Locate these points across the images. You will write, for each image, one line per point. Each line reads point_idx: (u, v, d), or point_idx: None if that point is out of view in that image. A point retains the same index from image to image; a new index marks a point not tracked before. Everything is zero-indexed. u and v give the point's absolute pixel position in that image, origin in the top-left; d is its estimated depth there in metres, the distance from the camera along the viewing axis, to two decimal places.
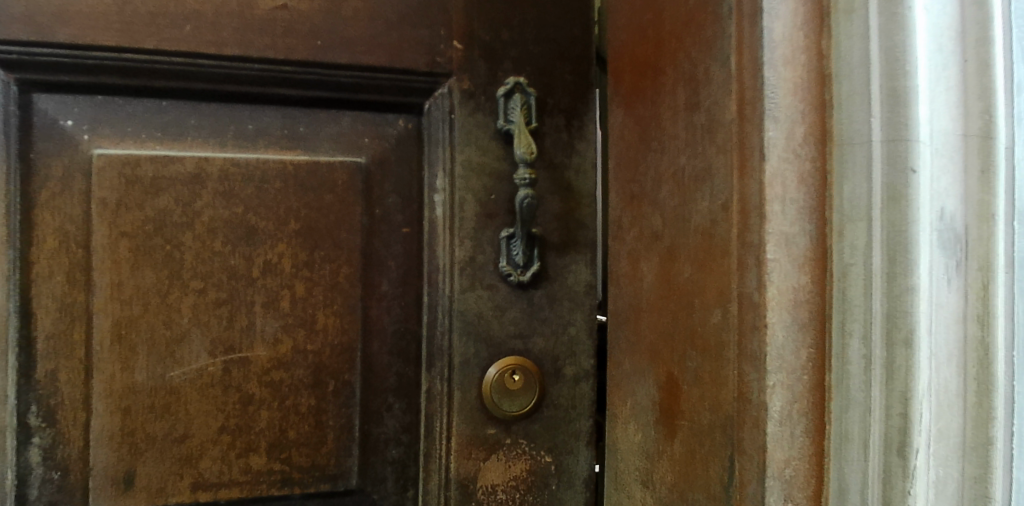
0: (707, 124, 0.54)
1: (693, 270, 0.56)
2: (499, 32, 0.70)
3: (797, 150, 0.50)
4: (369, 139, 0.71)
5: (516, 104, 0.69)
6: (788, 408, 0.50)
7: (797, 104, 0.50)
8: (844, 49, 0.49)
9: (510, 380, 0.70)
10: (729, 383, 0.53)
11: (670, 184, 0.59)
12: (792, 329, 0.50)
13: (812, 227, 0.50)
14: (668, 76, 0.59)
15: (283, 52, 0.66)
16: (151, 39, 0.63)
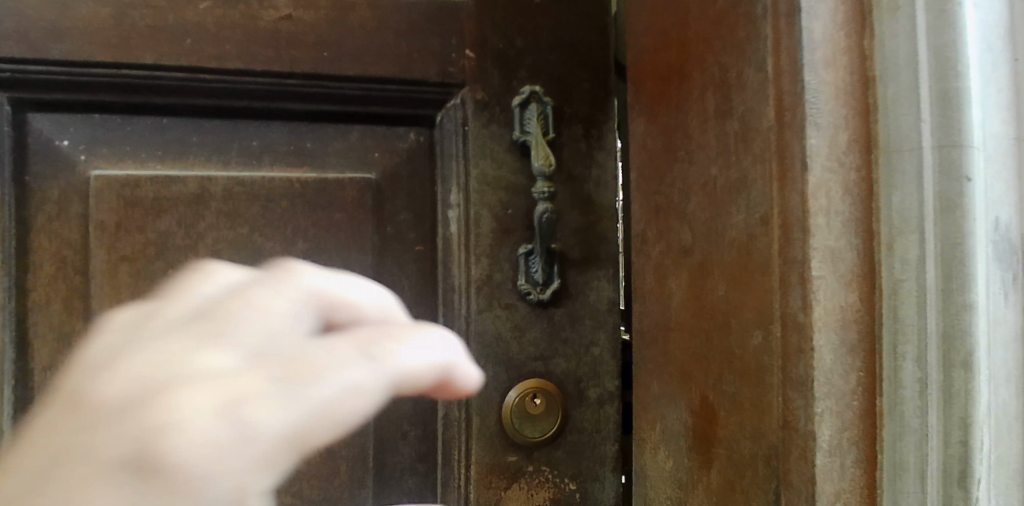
0: (741, 133, 0.51)
1: (728, 288, 0.53)
2: (514, 39, 0.67)
3: (841, 158, 0.46)
4: (379, 153, 0.68)
5: (532, 114, 0.66)
6: (838, 436, 0.46)
7: (840, 109, 0.46)
8: (888, 49, 0.46)
9: (532, 404, 0.66)
10: (772, 411, 0.49)
11: (700, 196, 0.56)
12: (840, 351, 0.46)
13: (858, 240, 0.46)
14: (696, 81, 0.56)
15: (288, 65, 0.63)
16: (150, 54, 0.60)
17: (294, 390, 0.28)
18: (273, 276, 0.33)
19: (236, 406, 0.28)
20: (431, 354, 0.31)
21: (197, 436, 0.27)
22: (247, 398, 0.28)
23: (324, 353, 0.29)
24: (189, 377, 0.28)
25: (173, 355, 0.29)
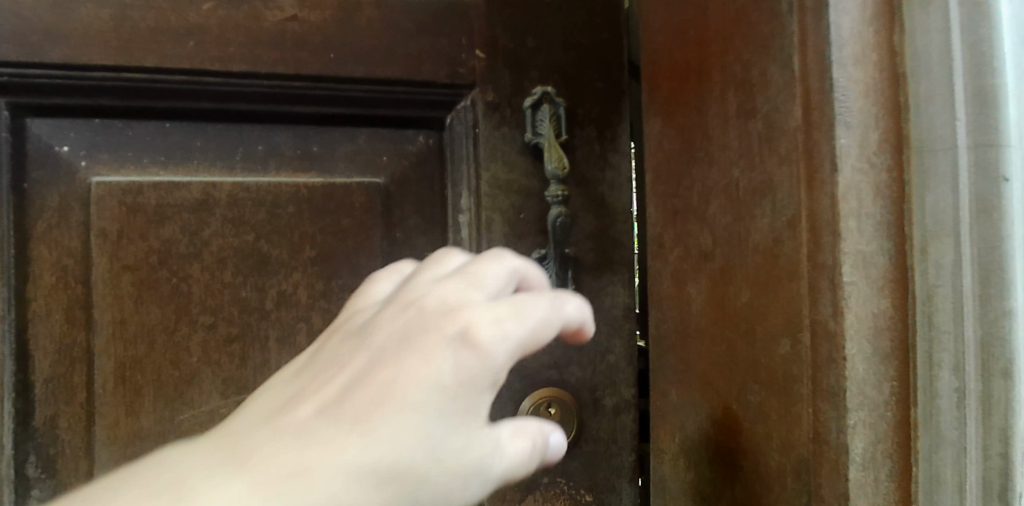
0: (765, 133, 0.49)
1: (752, 294, 0.51)
2: (525, 39, 0.65)
3: (872, 159, 0.44)
4: (387, 157, 0.66)
5: (544, 116, 0.64)
6: (871, 449, 0.44)
7: (870, 107, 0.44)
8: (920, 45, 0.44)
9: (546, 414, 0.64)
10: (802, 423, 0.47)
11: (721, 199, 0.54)
12: (873, 360, 0.44)
13: (891, 244, 0.44)
14: (715, 80, 0.54)
15: (293, 67, 0.61)
16: (152, 57, 0.59)
17: (512, 334, 0.38)
18: (486, 257, 0.42)
19: (490, 335, 0.38)
20: (581, 309, 0.42)
21: (473, 358, 0.37)
22: (501, 327, 0.38)
23: (529, 308, 0.39)
24: (460, 323, 0.38)
25: (421, 306, 0.40)
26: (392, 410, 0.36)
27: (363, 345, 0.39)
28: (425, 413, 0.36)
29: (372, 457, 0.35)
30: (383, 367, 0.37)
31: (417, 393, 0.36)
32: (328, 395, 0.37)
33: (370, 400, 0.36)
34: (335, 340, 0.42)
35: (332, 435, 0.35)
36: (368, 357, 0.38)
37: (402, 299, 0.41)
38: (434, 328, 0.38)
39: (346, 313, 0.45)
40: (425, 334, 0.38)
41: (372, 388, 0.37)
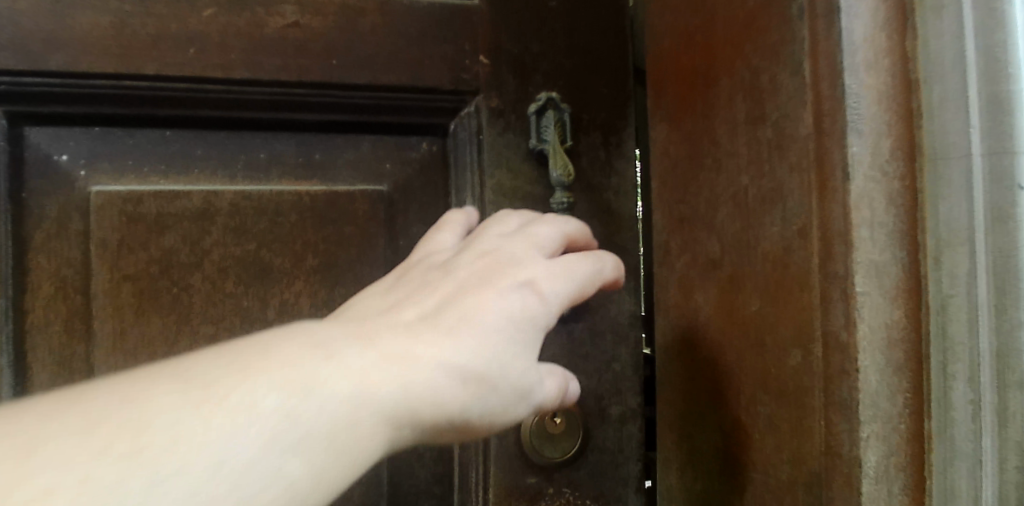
0: (774, 140, 0.48)
1: (762, 303, 0.50)
2: (529, 44, 0.64)
3: (884, 167, 0.43)
4: (391, 164, 0.65)
5: (549, 122, 0.63)
6: (885, 462, 0.44)
7: (883, 114, 0.43)
8: (933, 49, 0.43)
9: (552, 424, 0.63)
10: (814, 436, 0.46)
11: (729, 206, 0.53)
12: (887, 372, 0.44)
13: (903, 254, 0.44)
14: (722, 86, 0.53)
15: (295, 74, 0.60)
16: (152, 64, 0.58)
17: (568, 286, 0.48)
18: (552, 219, 0.53)
19: (552, 280, 0.47)
20: (615, 270, 0.53)
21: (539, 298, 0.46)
22: (561, 275, 0.48)
23: (585, 259, 0.50)
24: (532, 270, 0.47)
25: (501, 251, 0.48)
26: (490, 317, 0.42)
27: (454, 270, 0.46)
28: (505, 337, 0.42)
29: (475, 348, 0.41)
30: (479, 285, 0.44)
31: (513, 303, 0.44)
32: (430, 304, 0.43)
33: (472, 305, 0.43)
34: (416, 272, 0.49)
35: (443, 328, 0.41)
36: (463, 277, 0.45)
37: (479, 244, 0.50)
38: (519, 264, 0.47)
39: (422, 251, 0.53)
40: (513, 266, 0.47)
41: (472, 298, 0.43)
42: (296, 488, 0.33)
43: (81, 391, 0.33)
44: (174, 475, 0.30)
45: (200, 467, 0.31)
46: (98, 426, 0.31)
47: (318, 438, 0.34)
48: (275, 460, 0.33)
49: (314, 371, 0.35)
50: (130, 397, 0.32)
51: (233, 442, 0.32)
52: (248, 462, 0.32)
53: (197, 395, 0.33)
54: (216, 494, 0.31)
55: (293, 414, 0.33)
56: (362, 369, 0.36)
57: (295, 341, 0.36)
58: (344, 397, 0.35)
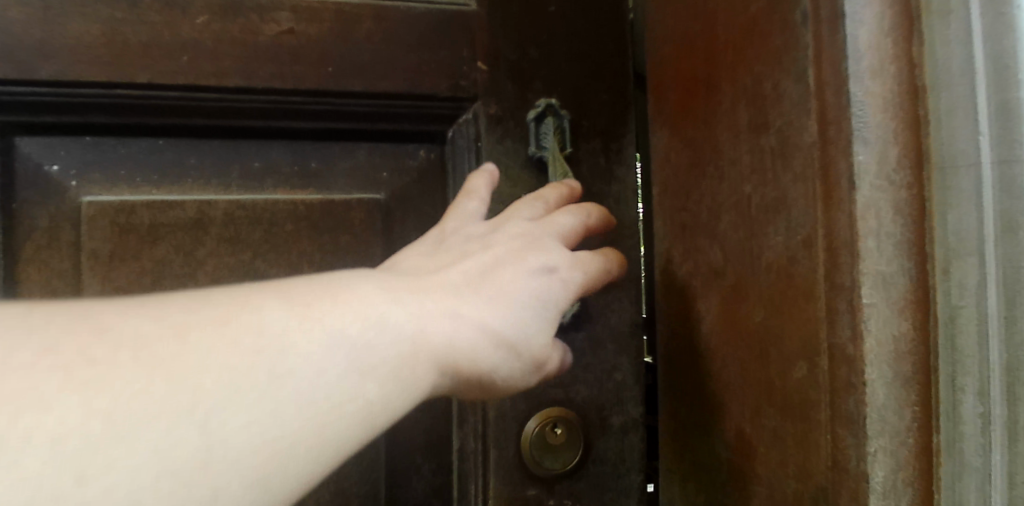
0: (779, 148, 0.47)
1: (766, 313, 0.49)
2: (527, 50, 0.63)
3: (891, 176, 0.42)
4: (388, 173, 0.65)
5: (548, 129, 0.62)
6: (892, 477, 0.42)
7: (889, 122, 0.42)
8: (941, 55, 0.42)
9: (553, 434, 0.62)
10: (820, 450, 0.45)
11: (732, 215, 0.52)
12: (894, 385, 0.42)
13: (911, 264, 0.43)
14: (724, 92, 0.53)
15: (290, 81, 0.59)
16: (144, 72, 0.57)
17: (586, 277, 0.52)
18: (579, 207, 0.56)
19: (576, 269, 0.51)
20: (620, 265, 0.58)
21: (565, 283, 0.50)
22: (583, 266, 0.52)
23: (602, 256, 0.54)
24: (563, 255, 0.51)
25: (530, 231, 0.51)
26: (522, 290, 0.46)
27: (489, 243, 0.49)
28: (537, 310, 0.47)
29: (511, 316, 0.45)
30: (514, 259, 0.48)
31: (546, 282, 0.48)
32: (469, 270, 0.46)
33: (508, 278, 0.46)
34: (449, 242, 0.50)
35: (480, 294, 0.44)
36: (500, 249, 0.48)
37: (508, 224, 0.52)
38: (553, 245, 0.50)
39: (455, 218, 0.53)
40: (548, 246, 0.50)
41: (506, 271, 0.46)
42: (371, 407, 0.37)
43: (203, 295, 0.36)
44: (290, 376, 0.34)
45: (308, 371, 0.35)
46: (230, 324, 0.34)
47: (389, 368, 0.38)
48: (356, 381, 0.36)
49: (388, 311, 0.38)
50: (249, 304, 0.36)
51: (331, 359, 0.36)
52: (341, 377, 0.36)
53: (298, 314, 0.36)
54: (314, 400, 0.35)
55: (373, 343, 0.37)
56: (429, 316, 0.40)
57: (373, 282, 0.40)
58: (410, 335, 0.39)
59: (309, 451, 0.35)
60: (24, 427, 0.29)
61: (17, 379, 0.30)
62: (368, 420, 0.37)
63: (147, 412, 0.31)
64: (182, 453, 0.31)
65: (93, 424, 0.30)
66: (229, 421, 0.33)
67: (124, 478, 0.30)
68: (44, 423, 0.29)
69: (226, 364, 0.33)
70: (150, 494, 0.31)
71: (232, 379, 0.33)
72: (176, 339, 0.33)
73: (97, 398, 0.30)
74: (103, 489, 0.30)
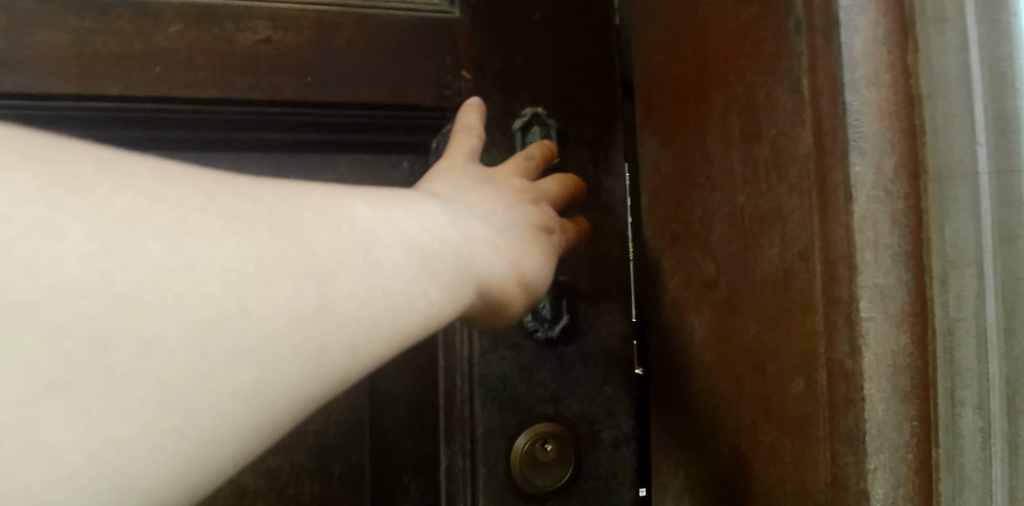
0: (772, 158, 0.46)
1: (762, 326, 0.48)
2: (512, 58, 0.62)
3: (887, 187, 0.42)
4: (370, 185, 0.64)
5: (535, 138, 0.61)
6: (892, 493, 0.42)
7: (885, 131, 0.42)
8: (936, 65, 0.41)
9: (543, 451, 0.61)
10: (819, 467, 0.44)
11: (724, 225, 0.51)
12: (893, 400, 0.42)
13: (909, 276, 0.42)
14: (716, 101, 0.52)
15: (268, 92, 0.58)
16: (115, 84, 0.55)
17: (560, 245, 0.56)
18: (561, 177, 0.58)
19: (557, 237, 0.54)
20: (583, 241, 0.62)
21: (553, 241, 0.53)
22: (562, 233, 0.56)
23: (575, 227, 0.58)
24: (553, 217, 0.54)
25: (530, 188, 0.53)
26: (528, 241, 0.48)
27: (500, 188, 0.50)
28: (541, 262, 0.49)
29: (524, 259, 0.47)
30: (520, 213, 0.50)
31: (544, 242, 0.51)
32: (494, 211, 0.47)
33: (519, 230, 0.48)
34: (455, 173, 0.49)
35: (501, 230, 0.46)
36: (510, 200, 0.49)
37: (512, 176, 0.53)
38: (550, 212, 0.53)
39: (460, 150, 0.52)
40: (546, 213, 0.53)
41: (516, 220, 0.48)
42: (431, 311, 0.35)
43: (299, 186, 0.34)
44: (378, 267, 0.33)
45: (394, 265, 0.34)
46: (332, 208, 0.33)
47: (451, 277, 0.37)
48: (424, 284, 0.35)
49: (450, 231, 0.39)
50: (342, 199, 0.34)
51: (409, 258, 0.35)
52: (416, 275, 0.34)
53: (382, 209, 0.36)
54: (395, 291, 0.33)
55: (436, 252, 0.37)
56: (478, 242, 0.42)
57: (431, 203, 0.41)
58: (465, 256, 0.39)
59: (388, 334, 0.33)
60: (193, 252, 0.27)
61: (186, 212, 0.28)
62: (427, 323, 0.35)
63: (287, 263, 0.29)
64: (312, 306, 0.30)
65: (251, 263, 0.28)
66: (341, 288, 0.31)
67: (271, 319, 0.28)
68: (208, 254, 0.27)
69: (335, 242, 0.32)
70: (286, 337, 0.29)
71: (341, 254, 0.32)
72: (297, 209, 0.32)
73: (251, 241, 0.29)
74: (254, 325, 0.28)
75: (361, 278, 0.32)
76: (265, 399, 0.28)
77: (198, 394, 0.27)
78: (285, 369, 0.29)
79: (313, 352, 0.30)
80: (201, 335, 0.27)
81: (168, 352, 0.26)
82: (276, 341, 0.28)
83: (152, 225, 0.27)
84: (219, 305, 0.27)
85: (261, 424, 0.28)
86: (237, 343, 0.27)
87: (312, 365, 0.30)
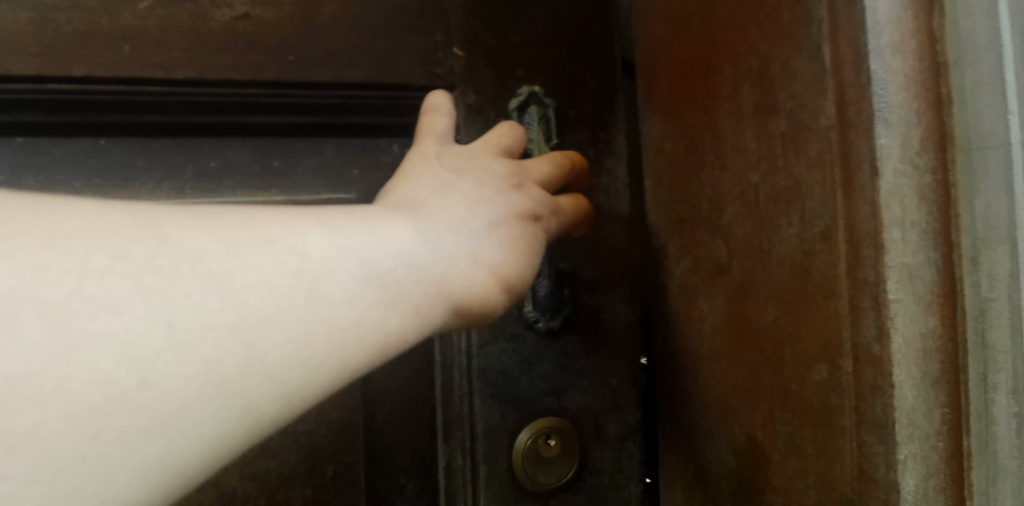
0: (790, 133, 0.44)
1: (779, 312, 0.46)
2: (507, 35, 0.60)
3: (915, 160, 0.39)
4: (359, 170, 0.60)
5: (532, 118, 0.59)
6: (923, 485, 0.39)
7: (911, 102, 0.39)
8: (964, 29, 0.39)
9: (545, 446, 0.59)
10: (844, 458, 0.42)
11: (736, 206, 0.49)
12: (923, 386, 0.39)
13: (938, 255, 0.39)
14: (725, 75, 0.49)
15: (248, 72, 0.54)
16: (81, 65, 0.51)
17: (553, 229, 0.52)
18: (551, 155, 0.55)
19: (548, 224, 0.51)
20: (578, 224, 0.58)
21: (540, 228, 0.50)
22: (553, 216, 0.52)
23: (572, 208, 0.54)
24: (543, 202, 0.50)
25: (515, 172, 0.50)
26: (512, 237, 0.46)
27: (478, 179, 0.47)
28: (525, 255, 0.47)
29: (508, 264, 0.45)
30: (500, 204, 0.47)
31: (531, 231, 0.48)
32: (472, 210, 0.45)
33: (503, 224, 0.46)
34: (430, 166, 0.47)
35: (478, 232, 0.44)
36: (489, 189, 0.47)
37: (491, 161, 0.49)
38: (537, 195, 0.50)
39: (429, 138, 0.50)
40: (533, 197, 0.50)
41: (494, 216, 0.46)
42: (389, 338, 0.36)
43: (251, 212, 0.35)
44: (324, 302, 0.34)
45: (343, 298, 0.34)
46: (279, 240, 0.34)
47: (411, 303, 0.38)
48: (382, 313, 0.36)
49: (415, 249, 0.39)
50: (293, 226, 0.35)
51: (365, 288, 0.35)
52: (374, 303, 0.36)
53: (334, 226, 0.36)
54: (342, 326, 0.34)
55: (399, 277, 0.37)
56: (450, 243, 0.41)
57: (400, 219, 0.40)
58: (433, 277, 0.39)
59: (332, 371, 0.34)
60: (88, 327, 0.28)
61: (83, 282, 0.28)
62: (384, 350, 0.36)
63: (203, 322, 0.30)
64: (229, 366, 0.31)
65: (155, 330, 0.29)
66: (270, 338, 0.32)
67: (174, 388, 0.29)
68: (105, 328, 0.28)
69: (275, 279, 0.33)
70: (196, 401, 0.30)
71: (280, 296, 0.32)
72: (231, 251, 0.32)
73: (161, 305, 0.29)
74: (152, 398, 0.29)
75: (301, 319, 0.33)
76: (170, 465, 0.30)
77: (82, 474, 0.28)
78: (194, 434, 0.30)
79: (229, 413, 0.31)
80: (90, 415, 0.28)
81: (52, 435, 0.27)
82: (183, 408, 0.30)
83: (37, 304, 0.27)
84: (113, 381, 0.28)
85: (162, 488, 0.30)
86: (132, 418, 0.29)
87: (225, 425, 0.31)
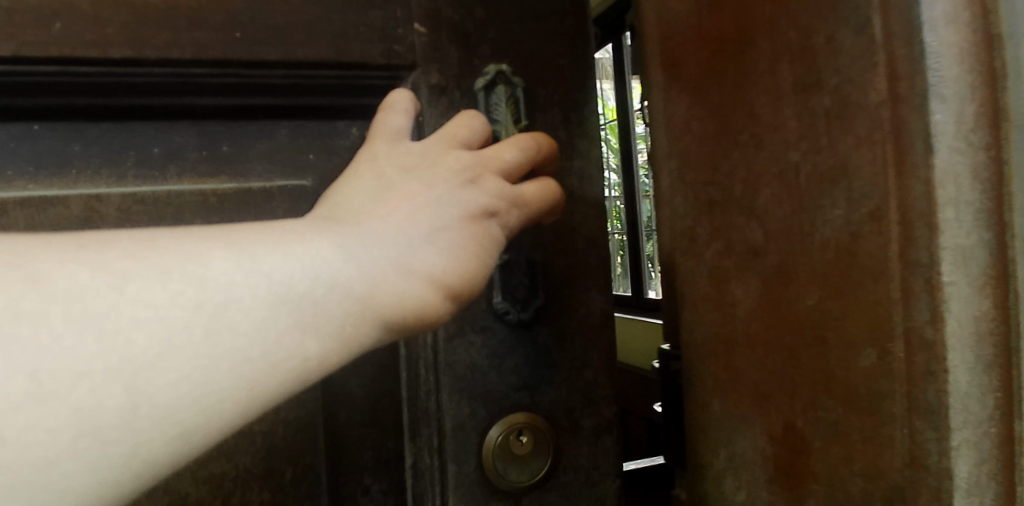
0: (834, 112, 0.37)
1: (822, 295, 0.38)
2: (473, 10, 0.57)
3: (971, 136, 0.33)
4: (315, 154, 0.57)
5: (499, 98, 0.56)
6: (976, 471, 0.33)
7: (970, 76, 0.33)
8: None
9: (517, 443, 0.57)
10: (895, 443, 0.35)
11: (773, 183, 0.41)
12: (977, 371, 0.33)
13: (992, 234, 0.33)
14: (761, 51, 0.41)
15: (190, 50, 0.50)
16: (5, 43, 0.46)
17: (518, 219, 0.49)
18: (520, 137, 0.51)
19: (511, 217, 0.48)
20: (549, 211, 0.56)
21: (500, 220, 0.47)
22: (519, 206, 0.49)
23: (541, 194, 0.51)
24: (504, 193, 0.47)
25: (471, 165, 0.47)
26: (462, 238, 0.43)
27: (426, 178, 0.44)
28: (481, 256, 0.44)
29: (466, 267, 0.42)
30: (455, 202, 0.44)
31: (488, 230, 0.45)
32: (424, 205, 0.42)
33: (462, 223, 0.43)
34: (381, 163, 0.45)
35: (428, 234, 0.41)
36: (439, 188, 0.44)
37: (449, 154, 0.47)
38: (497, 186, 0.47)
39: (382, 135, 0.48)
40: (493, 190, 0.47)
41: (449, 219, 0.43)
42: (308, 364, 0.35)
43: (153, 233, 0.34)
44: (228, 333, 0.32)
45: (249, 321, 0.33)
46: (178, 269, 0.32)
47: (334, 327, 0.35)
48: (299, 339, 0.34)
49: (342, 269, 0.36)
50: (196, 252, 0.33)
51: (276, 315, 0.34)
52: (287, 331, 0.34)
53: (237, 249, 0.34)
54: (251, 357, 0.33)
55: (319, 300, 0.35)
56: (394, 247, 0.39)
57: (320, 237, 0.37)
58: (362, 291, 0.36)
59: (239, 404, 0.33)
60: None
61: None
62: (304, 377, 0.35)
63: (75, 368, 0.29)
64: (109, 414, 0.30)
65: (14, 383, 0.28)
66: (159, 377, 0.31)
67: (39, 440, 0.28)
68: None
69: (171, 316, 0.31)
70: (63, 455, 0.29)
71: (168, 333, 0.31)
72: (120, 286, 0.31)
73: (22, 355, 0.28)
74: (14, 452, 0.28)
75: (199, 355, 0.32)
76: None
77: None
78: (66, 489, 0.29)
79: (110, 460, 0.30)
80: None
81: None
82: (48, 463, 0.28)
83: None
84: None
85: None
86: None
87: (106, 473, 0.30)
